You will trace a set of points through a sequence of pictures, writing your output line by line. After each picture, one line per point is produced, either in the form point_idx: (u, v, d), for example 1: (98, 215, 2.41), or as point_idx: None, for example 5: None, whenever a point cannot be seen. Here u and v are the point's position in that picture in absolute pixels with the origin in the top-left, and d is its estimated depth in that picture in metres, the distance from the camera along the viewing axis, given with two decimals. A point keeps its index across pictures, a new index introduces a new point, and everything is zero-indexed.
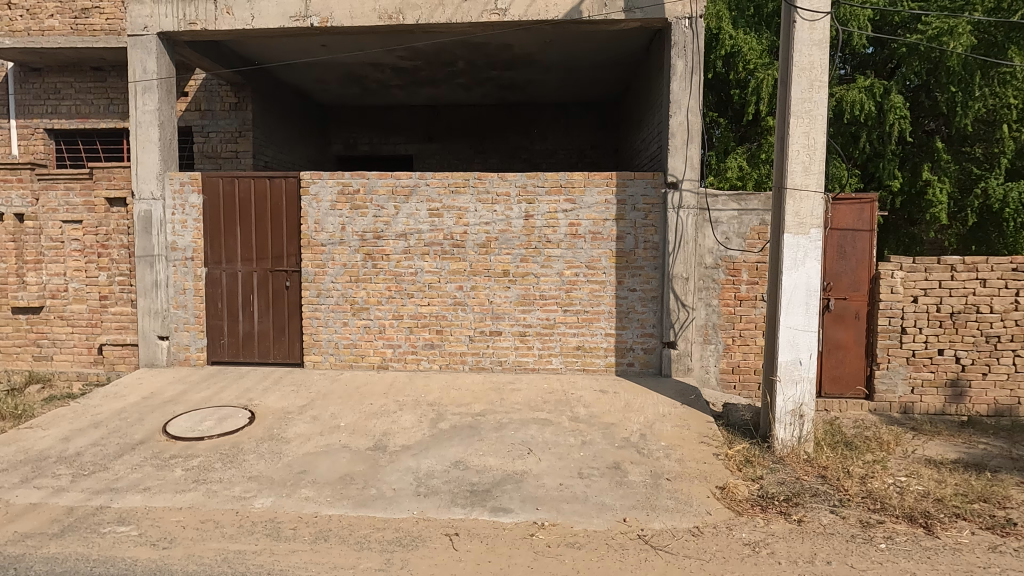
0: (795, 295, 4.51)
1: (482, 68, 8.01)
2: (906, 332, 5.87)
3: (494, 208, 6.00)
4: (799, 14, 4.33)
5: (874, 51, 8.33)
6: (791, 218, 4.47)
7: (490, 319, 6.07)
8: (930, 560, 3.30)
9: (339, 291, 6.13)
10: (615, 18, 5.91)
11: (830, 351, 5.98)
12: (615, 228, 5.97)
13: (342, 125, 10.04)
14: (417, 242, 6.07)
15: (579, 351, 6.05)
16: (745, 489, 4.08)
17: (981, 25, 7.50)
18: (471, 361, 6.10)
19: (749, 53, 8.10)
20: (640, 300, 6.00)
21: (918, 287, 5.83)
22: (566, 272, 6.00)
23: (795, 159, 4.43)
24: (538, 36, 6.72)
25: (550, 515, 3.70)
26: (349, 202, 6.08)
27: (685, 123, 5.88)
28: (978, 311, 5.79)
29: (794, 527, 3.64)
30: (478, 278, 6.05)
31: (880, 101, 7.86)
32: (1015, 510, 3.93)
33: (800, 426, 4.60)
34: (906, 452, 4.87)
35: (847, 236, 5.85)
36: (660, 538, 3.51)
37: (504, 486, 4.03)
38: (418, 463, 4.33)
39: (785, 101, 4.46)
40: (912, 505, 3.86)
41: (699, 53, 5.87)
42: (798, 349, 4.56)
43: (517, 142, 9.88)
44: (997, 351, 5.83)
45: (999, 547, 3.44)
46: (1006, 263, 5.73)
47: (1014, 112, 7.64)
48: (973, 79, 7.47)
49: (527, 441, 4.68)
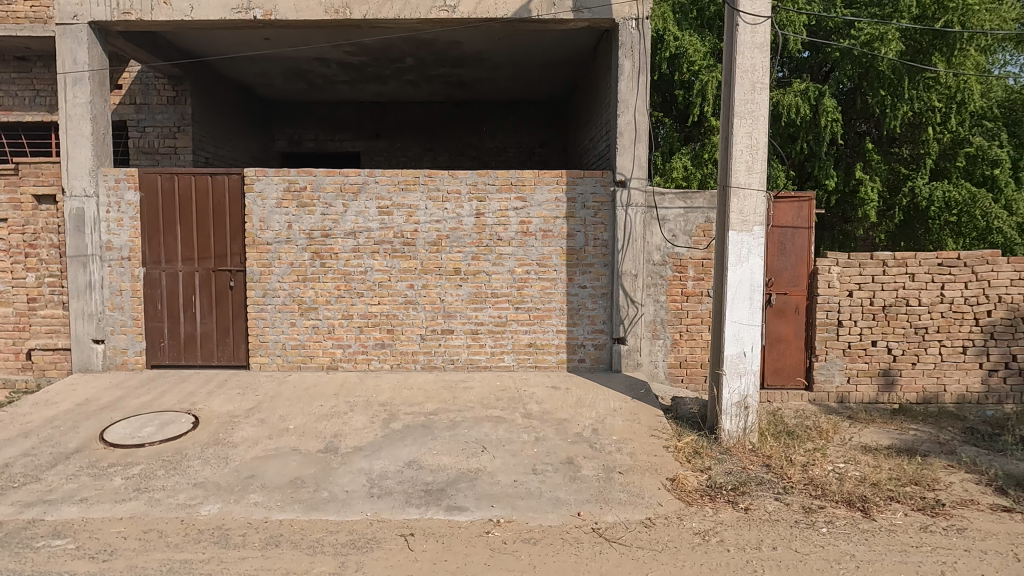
0: (739, 291, 4.66)
1: (431, 65, 7.95)
2: (842, 325, 6.12)
3: (445, 206, 5.97)
4: (741, 17, 4.47)
5: (810, 55, 8.65)
6: (735, 216, 4.61)
7: (442, 318, 6.03)
8: (868, 541, 3.46)
9: (285, 291, 5.99)
10: (563, 18, 5.96)
11: (773, 344, 6.19)
12: (565, 227, 6.03)
13: (286, 120, 9.79)
14: (367, 240, 5.97)
15: (531, 348, 6.07)
16: (694, 480, 4.20)
17: (908, 32, 7.87)
18: (423, 361, 6.05)
19: (693, 54, 8.25)
20: (591, 297, 6.07)
21: (853, 282, 6.09)
22: (517, 270, 6.02)
23: (739, 158, 4.57)
24: (487, 34, 6.74)
25: (505, 512, 3.72)
26: (296, 199, 5.94)
27: (633, 122, 6.01)
28: (907, 304, 6.10)
29: (741, 515, 3.77)
30: (429, 276, 6.00)
31: (814, 104, 8.15)
32: (943, 491, 4.16)
33: (745, 418, 4.76)
34: (844, 439, 5.10)
35: (787, 233, 6.06)
36: (614, 531, 3.57)
37: (458, 485, 4.03)
38: (370, 465, 4.27)
39: (728, 102, 4.59)
40: (851, 490, 4.05)
41: (646, 54, 6.00)
42: (743, 342, 4.72)
43: (466, 140, 9.85)
44: (925, 341, 6.14)
45: (930, 527, 3.65)
46: (932, 258, 6.07)
47: (937, 115, 8.04)
48: (902, 83, 7.86)
49: (481, 439, 4.67)
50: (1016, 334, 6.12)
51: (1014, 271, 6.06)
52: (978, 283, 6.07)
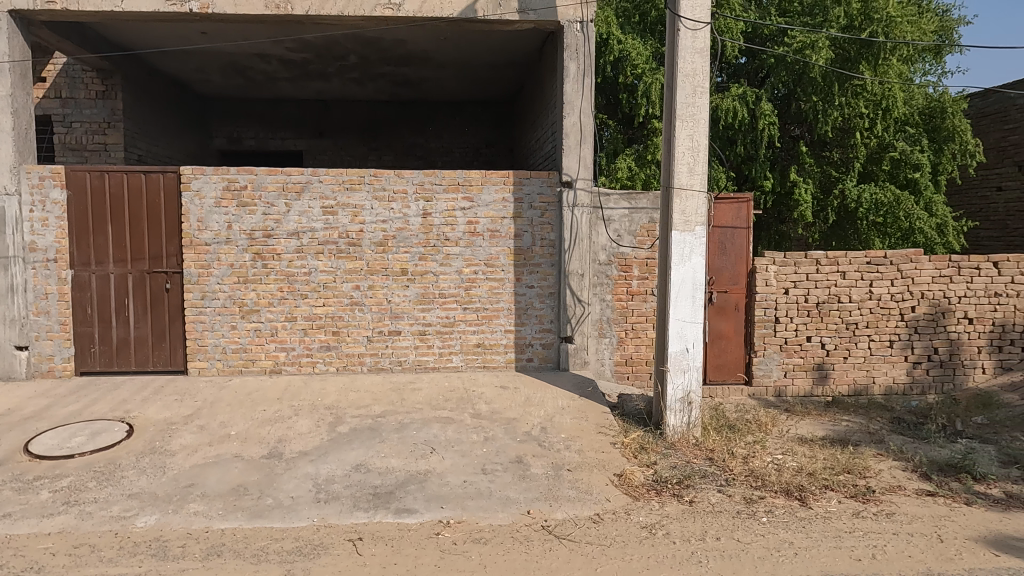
0: (682, 289, 4.78)
1: (376, 64, 7.86)
2: (779, 321, 6.35)
3: (391, 205, 5.91)
4: (682, 22, 4.59)
5: (747, 61, 8.93)
6: (678, 216, 4.73)
7: (389, 318, 5.96)
8: (804, 528, 3.61)
9: (225, 293, 5.80)
10: (509, 19, 5.98)
11: (714, 341, 6.37)
12: (512, 227, 6.05)
13: (224, 117, 9.48)
14: (310, 241, 5.85)
15: (479, 348, 6.07)
16: (641, 474, 4.29)
17: (838, 41, 8.25)
18: (370, 362, 5.96)
19: (636, 58, 8.44)
20: (538, 296, 6.11)
21: (789, 280, 6.33)
22: (464, 270, 6.01)
23: (681, 160, 4.69)
24: (433, 33, 6.70)
25: (455, 513, 3.71)
26: (236, 199, 5.77)
27: (578, 124, 6.10)
28: (839, 300, 6.38)
29: (686, 508, 3.87)
30: (375, 277, 5.92)
31: (751, 108, 8.44)
32: (873, 479, 4.38)
33: (688, 412, 4.89)
34: (782, 432, 5.29)
35: (727, 233, 6.25)
36: (563, 527, 3.61)
37: (407, 487, 3.99)
38: (316, 470, 4.18)
39: (671, 105, 4.70)
40: (789, 480, 4.21)
41: (591, 57, 6.09)
42: (686, 339, 4.84)
43: (411, 140, 9.76)
44: (856, 336, 6.44)
45: (861, 513, 3.83)
46: (861, 257, 6.37)
47: (865, 121, 8.44)
48: (832, 89, 8.23)
49: (430, 440, 4.64)
50: (937, 328, 6.49)
51: (935, 269, 6.43)
52: (902, 281, 6.41)
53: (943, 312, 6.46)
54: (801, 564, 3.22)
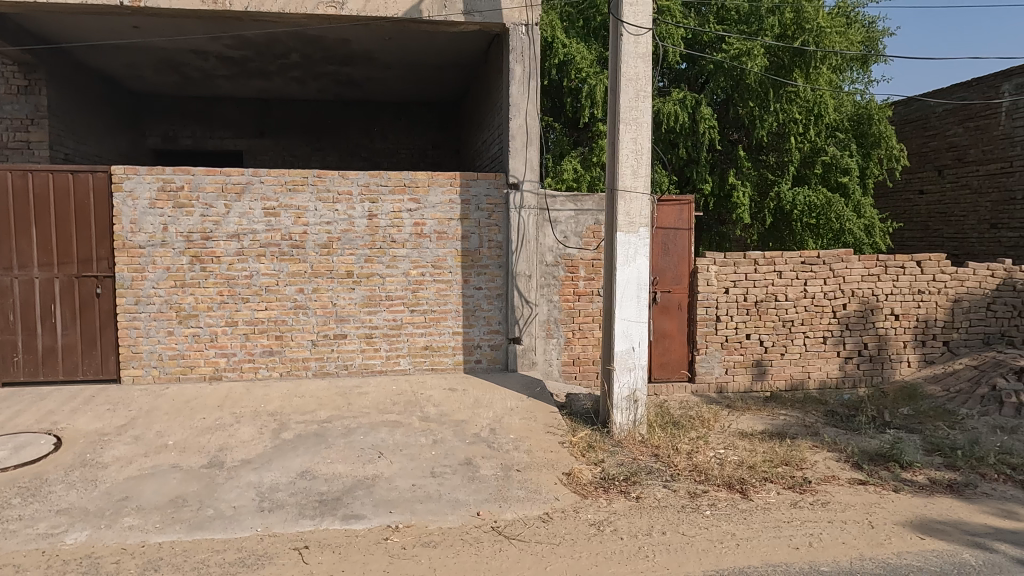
0: (627, 290, 4.87)
1: (318, 63, 7.72)
2: (720, 319, 6.54)
3: (336, 207, 5.81)
4: (625, 28, 4.69)
5: (687, 67, 9.16)
6: (623, 217, 4.81)
7: (334, 322, 5.85)
8: (746, 520, 3.73)
9: (160, 298, 5.58)
10: (454, 20, 5.97)
11: (658, 340, 6.51)
12: (459, 228, 6.04)
13: (158, 115, 9.13)
14: (251, 243, 5.69)
15: (426, 351, 6.03)
16: (589, 473, 4.34)
17: (772, 49, 8.58)
18: (315, 367, 5.83)
19: (581, 62, 8.56)
20: (486, 298, 6.12)
21: (729, 279, 6.53)
22: (411, 272, 5.96)
23: (625, 163, 4.78)
24: (377, 33, 6.63)
25: (404, 517, 3.68)
26: (171, 200, 5.56)
27: (524, 126, 6.14)
28: (776, 299, 6.61)
29: (633, 504, 3.94)
30: (320, 279, 5.81)
31: (692, 112, 8.67)
32: (810, 469, 4.56)
33: (634, 410, 4.98)
34: (723, 427, 5.45)
35: (670, 235, 6.40)
36: (513, 527, 3.63)
37: (354, 493, 3.93)
38: (259, 478, 4.07)
39: (614, 108, 4.78)
40: (730, 474, 4.35)
41: (536, 60, 6.14)
42: (632, 338, 4.93)
43: (356, 140, 9.61)
44: (792, 333, 6.69)
45: (799, 503, 3.99)
46: (796, 257, 6.63)
47: (799, 126, 8.79)
48: (767, 95, 8.53)
49: (377, 445, 4.58)
50: (867, 325, 6.80)
51: (864, 268, 6.74)
52: (834, 279, 6.70)
53: (871, 309, 6.79)
54: (743, 554, 3.32)
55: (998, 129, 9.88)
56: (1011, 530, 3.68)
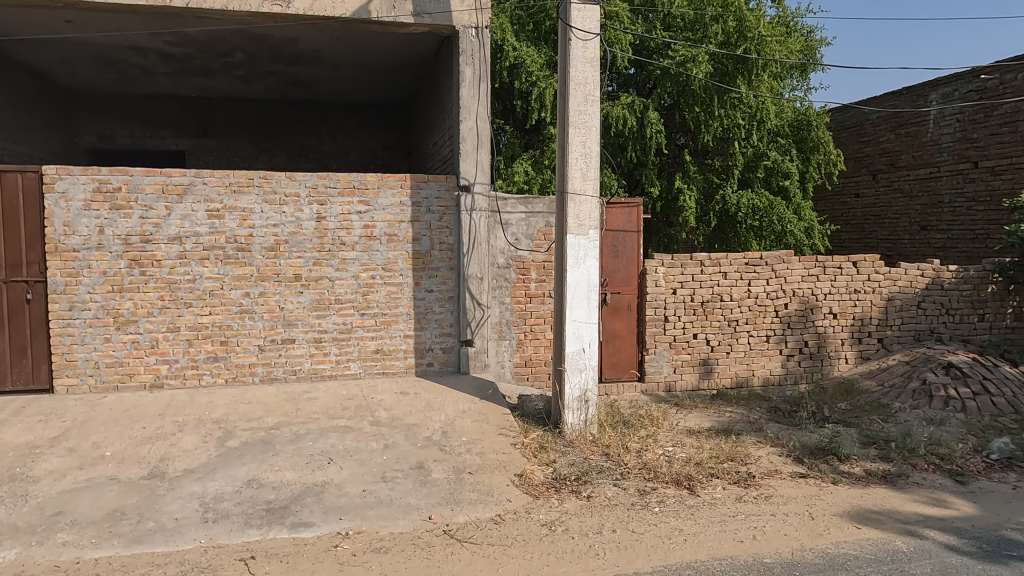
0: (577, 291, 4.93)
1: (264, 62, 7.55)
2: (668, 320, 6.68)
3: (283, 209, 5.70)
4: (573, 32, 4.74)
5: (635, 72, 9.32)
6: (573, 220, 4.87)
7: (282, 326, 5.73)
8: (693, 515, 3.82)
9: (96, 303, 5.37)
10: (403, 21, 5.94)
11: (609, 340, 6.60)
12: (410, 231, 6.00)
13: (94, 113, 8.75)
14: (194, 246, 5.52)
15: (377, 354, 5.96)
16: (541, 473, 4.38)
17: (716, 56, 8.82)
18: (262, 373, 5.70)
19: (531, 65, 8.62)
20: (437, 300, 6.09)
21: (677, 280, 6.68)
22: (361, 275, 5.89)
23: (574, 166, 4.84)
24: (325, 33, 6.53)
25: (354, 523, 3.63)
26: (108, 201, 5.35)
27: (474, 128, 6.15)
28: (722, 299, 6.80)
29: (584, 503, 3.99)
30: (266, 283, 5.68)
31: (640, 116, 8.83)
32: (754, 464, 4.70)
33: (585, 410, 5.04)
34: (672, 425, 5.56)
35: (619, 237, 6.50)
36: (465, 530, 3.63)
37: (303, 500, 3.85)
38: (203, 488, 3.96)
39: (564, 112, 4.83)
40: (679, 470, 4.45)
41: (486, 63, 6.17)
42: (582, 339, 4.99)
43: (304, 141, 9.43)
44: (737, 332, 6.89)
45: (743, 497, 4.11)
46: (740, 258, 6.83)
47: (742, 132, 9.05)
48: (712, 101, 8.76)
49: (327, 450, 4.51)
50: (807, 323, 7.06)
51: (804, 269, 7.00)
52: (776, 280, 6.93)
53: (811, 308, 7.04)
54: (690, 549, 3.40)
55: (927, 136, 10.40)
56: (939, 517, 3.88)
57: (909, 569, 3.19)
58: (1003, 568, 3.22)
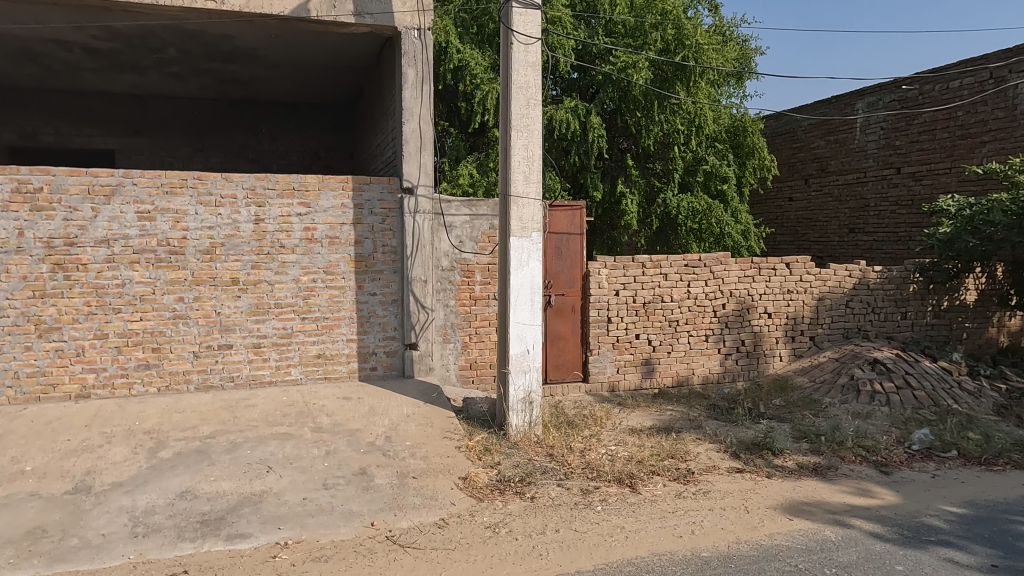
0: (521, 293, 4.95)
1: (199, 59, 7.32)
2: (611, 321, 6.78)
3: (218, 211, 5.53)
4: (515, 36, 4.77)
5: (578, 76, 9.44)
6: (516, 222, 4.90)
7: (218, 332, 5.55)
8: (634, 513, 3.89)
9: (15, 310, 5.08)
10: (344, 21, 5.85)
11: (553, 342, 6.65)
12: (352, 233, 5.91)
13: (14, 108, 8.18)
14: (123, 249, 5.30)
15: (319, 359, 5.85)
16: (485, 476, 4.38)
17: (657, 62, 9.02)
18: (197, 380, 5.51)
19: (475, 68, 8.62)
20: (381, 303, 6.02)
21: (620, 282, 6.79)
22: (302, 278, 5.77)
23: (517, 169, 4.87)
24: (263, 31, 6.37)
25: (293, 533, 3.55)
26: (28, 202, 5.08)
27: (417, 130, 6.11)
28: (663, 300, 6.95)
29: (528, 504, 4.02)
30: (202, 287, 5.50)
31: (583, 120, 8.95)
32: (693, 461, 4.82)
33: (529, 412, 5.07)
34: (615, 424, 5.66)
35: (563, 239, 6.56)
36: (408, 536, 3.60)
37: (240, 511, 3.74)
38: (133, 501, 3.80)
39: (506, 115, 4.85)
40: (621, 469, 4.52)
41: (429, 65, 6.14)
42: (526, 341, 5.02)
43: (242, 141, 9.17)
44: (677, 332, 7.06)
45: (683, 493, 4.21)
46: (680, 260, 7.01)
47: (682, 136, 9.27)
48: (653, 106, 8.96)
49: (265, 459, 4.39)
50: (744, 323, 7.29)
51: (740, 270, 7.23)
52: (715, 281, 7.13)
53: (747, 308, 7.28)
54: (631, 546, 3.47)
55: (855, 142, 10.90)
56: (865, 506, 4.07)
57: (836, 557, 3.33)
58: (922, 552, 3.40)
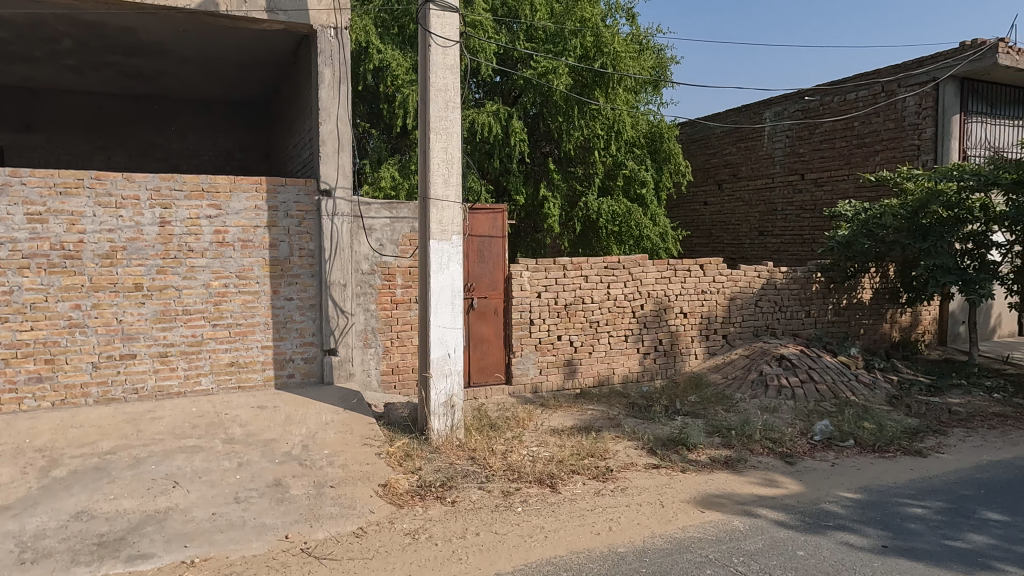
0: (441, 296, 4.93)
1: (98, 52, 6.90)
2: (533, 323, 6.85)
3: (119, 213, 5.22)
4: (433, 39, 4.75)
5: (501, 80, 9.49)
6: (435, 226, 4.87)
7: (120, 341, 5.23)
8: (554, 512, 3.94)
9: None
10: (256, 17, 5.66)
11: (476, 344, 6.66)
12: (267, 236, 5.72)
13: None
14: (11, 254, 4.92)
15: (232, 368, 5.62)
16: (405, 482, 4.32)
17: (576, 69, 9.20)
18: (97, 393, 5.18)
19: (396, 69, 8.52)
20: (298, 309, 5.84)
21: (542, 284, 6.87)
22: (213, 284, 5.52)
23: (436, 172, 4.84)
24: (169, 24, 6.07)
25: (200, 550, 3.40)
26: None
27: (335, 132, 5.98)
28: (583, 301, 7.08)
29: (449, 509, 4.00)
30: (101, 294, 5.17)
31: (504, 124, 9.00)
32: (612, 459, 4.93)
33: (451, 416, 5.05)
34: (537, 425, 5.71)
35: (484, 242, 6.58)
36: (323, 547, 3.51)
37: (142, 530, 3.54)
38: (20, 525, 3.52)
39: (425, 118, 4.81)
40: (542, 469, 4.57)
41: (347, 65, 6.03)
42: (447, 345, 5.00)
43: (148, 139, 8.70)
44: (598, 333, 7.20)
45: (601, 491, 4.30)
46: (600, 262, 7.16)
47: (602, 141, 9.48)
48: (573, 112, 9.12)
49: (172, 473, 4.18)
50: (661, 322, 7.52)
51: (657, 272, 7.46)
52: (633, 282, 7.33)
53: (664, 309, 7.52)
54: (550, 545, 3.51)
55: (763, 150, 11.47)
56: (771, 496, 4.27)
57: (743, 545, 3.49)
58: (822, 537, 3.61)
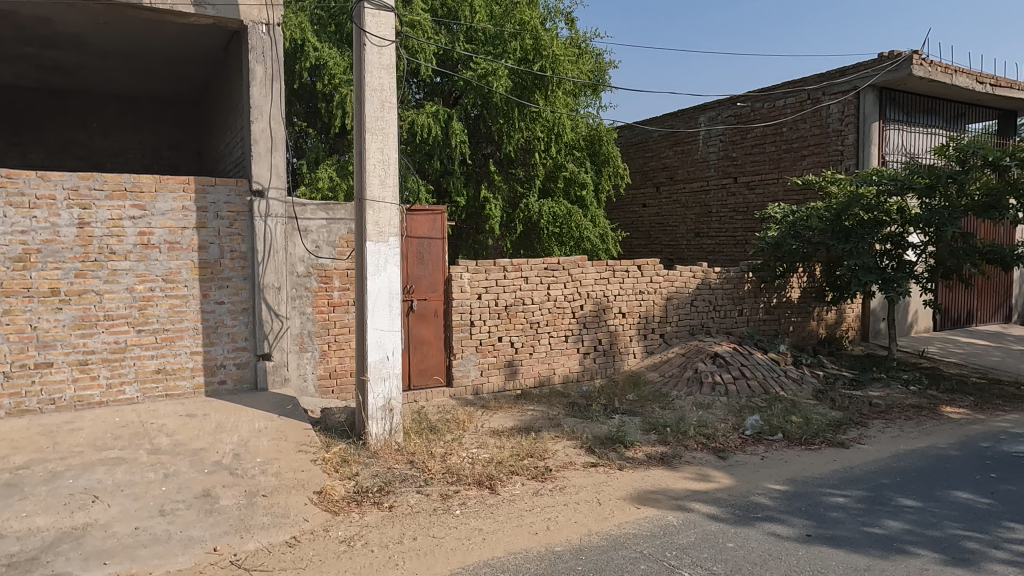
0: (378, 299, 4.86)
1: (10, 43, 6.51)
2: (474, 324, 6.83)
3: (33, 213, 4.94)
4: (368, 38, 4.68)
5: (441, 81, 9.44)
6: (372, 227, 4.80)
7: (34, 349, 4.95)
8: (492, 514, 3.94)
9: None
10: (182, 10, 5.46)
11: (416, 347, 6.60)
12: (196, 238, 5.52)
13: None
14: None
15: (158, 375, 5.39)
16: (341, 488, 4.24)
17: (516, 71, 9.24)
18: (9, 405, 4.88)
19: (333, 68, 8.36)
20: (229, 313, 5.66)
21: (482, 285, 6.86)
22: (137, 287, 5.28)
23: (372, 173, 4.77)
24: (88, 16, 5.78)
25: (121, 567, 3.24)
26: None
27: (267, 130, 5.82)
28: (524, 302, 7.12)
29: (386, 514, 3.95)
30: (12, 300, 4.88)
31: (444, 125, 8.96)
32: (551, 459, 4.96)
33: (389, 420, 4.98)
34: (477, 427, 5.70)
35: (424, 243, 6.53)
36: (253, 559, 3.41)
37: (57, 548, 3.36)
38: None
39: (360, 117, 4.74)
40: (481, 471, 4.56)
41: (280, 62, 5.88)
42: (385, 348, 4.94)
43: (68, 135, 8.25)
44: (538, 333, 7.25)
45: (540, 491, 4.32)
46: (540, 263, 7.21)
47: (542, 143, 9.56)
48: (513, 114, 9.16)
49: (91, 487, 3.97)
50: (600, 322, 7.63)
51: (596, 272, 7.57)
52: (573, 283, 7.41)
53: (604, 309, 7.63)
54: (488, 547, 3.50)
55: (698, 153, 11.79)
56: (703, 490, 4.39)
57: (676, 540, 3.57)
58: (751, 528, 3.73)
